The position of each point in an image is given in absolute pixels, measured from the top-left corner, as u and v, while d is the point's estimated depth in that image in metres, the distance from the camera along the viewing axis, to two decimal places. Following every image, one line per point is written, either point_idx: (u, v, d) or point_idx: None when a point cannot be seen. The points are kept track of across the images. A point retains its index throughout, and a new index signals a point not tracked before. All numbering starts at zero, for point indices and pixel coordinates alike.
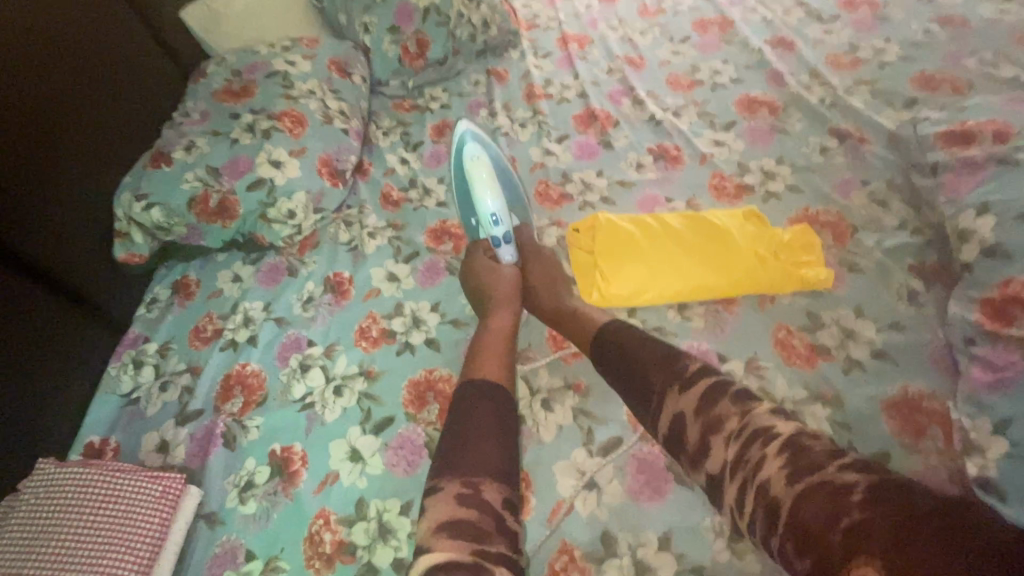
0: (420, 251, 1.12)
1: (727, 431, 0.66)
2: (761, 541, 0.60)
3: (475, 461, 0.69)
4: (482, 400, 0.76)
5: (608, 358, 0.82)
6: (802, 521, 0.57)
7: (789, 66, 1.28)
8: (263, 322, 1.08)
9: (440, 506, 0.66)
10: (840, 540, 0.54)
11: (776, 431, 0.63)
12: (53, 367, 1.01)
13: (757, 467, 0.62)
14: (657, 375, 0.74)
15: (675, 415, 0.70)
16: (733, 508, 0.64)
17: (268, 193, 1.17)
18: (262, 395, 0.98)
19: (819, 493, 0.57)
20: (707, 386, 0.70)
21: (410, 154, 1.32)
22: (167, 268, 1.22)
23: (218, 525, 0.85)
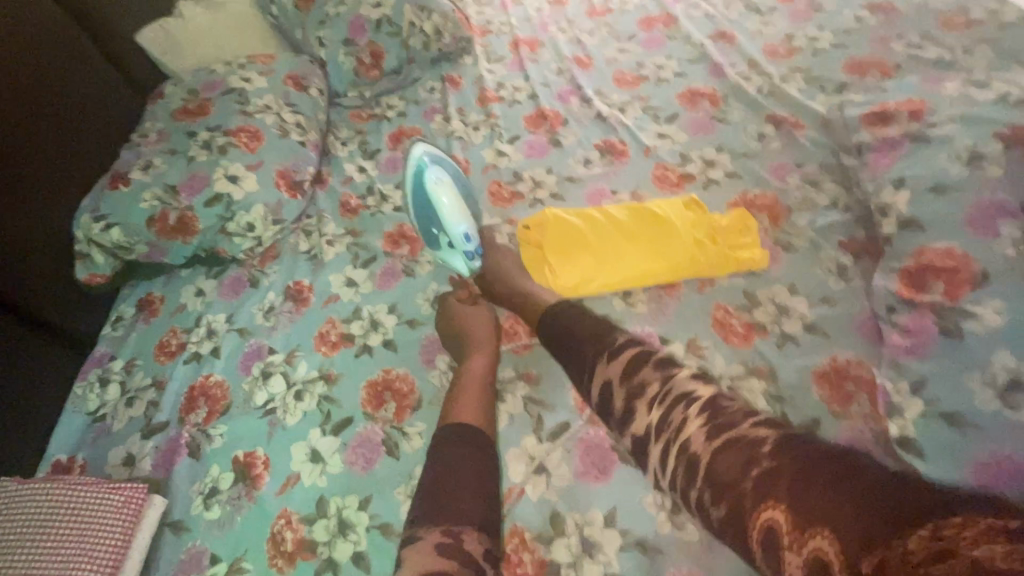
0: (377, 256, 1.15)
1: (650, 395, 0.71)
2: (682, 493, 0.66)
3: (456, 513, 0.68)
4: (463, 452, 0.75)
5: (551, 337, 0.86)
6: (717, 475, 0.62)
7: (729, 58, 1.32)
8: (225, 334, 1.10)
9: (420, 559, 0.64)
10: (750, 487, 0.60)
11: (697, 395, 0.68)
12: (17, 389, 1.03)
13: (680, 428, 0.67)
14: (589, 345, 0.79)
15: (605, 383, 0.74)
16: (657, 467, 0.70)
17: (226, 208, 1.19)
18: (225, 404, 1.00)
19: (733, 447, 0.63)
20: (634, 354, 0.74)
21: (368, 163, 1.35)
22: (132, 287, 1.24)
23: (184, 532, 0.88)
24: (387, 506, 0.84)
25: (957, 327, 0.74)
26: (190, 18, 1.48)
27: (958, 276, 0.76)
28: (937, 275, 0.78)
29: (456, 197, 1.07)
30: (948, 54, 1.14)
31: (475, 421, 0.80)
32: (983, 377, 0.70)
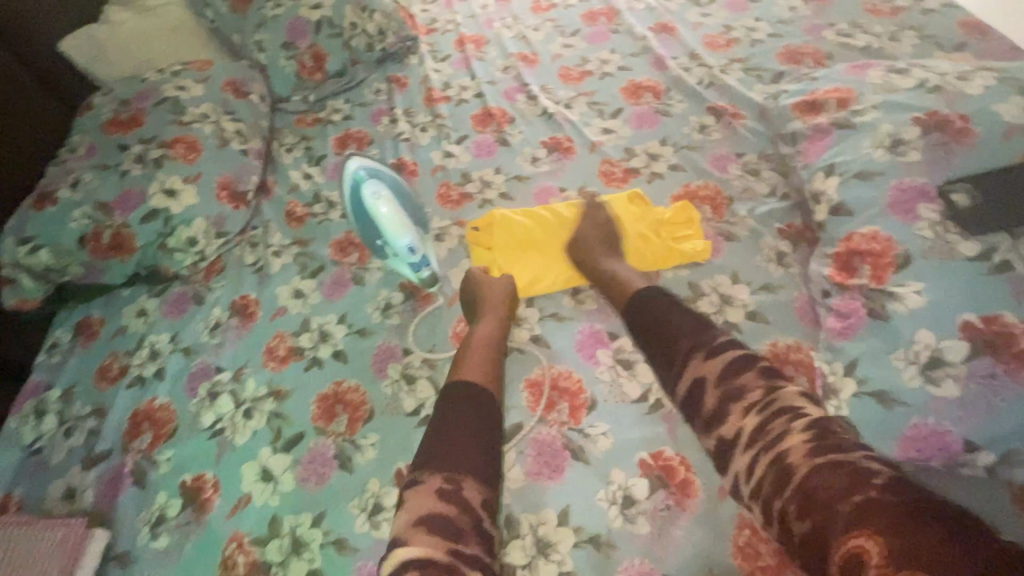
0: (326, 265, 1.13)
1: (753, 401, 0.70)
2: (764, 502, 0.65)
3: (456, 460, 0.71)
4: (465, 405, 0.76)
5: (638, 319, 0.84)
6: (811, 490, 0.61)
7: (671, 50, 1.34)
8: (170, 354, 1.06)
9: (422, 499, 0.67)
10: (847, 512, 0.58)
11: (805, 412, 0.67)
12: None
13: (777, 440, 0.66)
14: (686, 339, 0.77)
15: (696, 380, 0.74)
16: (739, 473, 0.68)
17: (164, 223, 1.15)
18: (171, 428, 0.97)
19: (836, 466, 0.61)
20: (734, 358, 0.74)
21: (314, 169, 1.32)
22: (68, 311, 1.19)
23: (130, 564, 0.84)
24: (341, 521, 0.83)
25: (883, 308, 0.77)
26: (118, 24, 1.41)
27: (883, 260, 0.79)
28: (865, 259, 0.80)
29: (395, 206, 1.03)
30: (875, 41, 1.18)
31: (482, 381, 0.81)
32: (907, 355, 0.73)
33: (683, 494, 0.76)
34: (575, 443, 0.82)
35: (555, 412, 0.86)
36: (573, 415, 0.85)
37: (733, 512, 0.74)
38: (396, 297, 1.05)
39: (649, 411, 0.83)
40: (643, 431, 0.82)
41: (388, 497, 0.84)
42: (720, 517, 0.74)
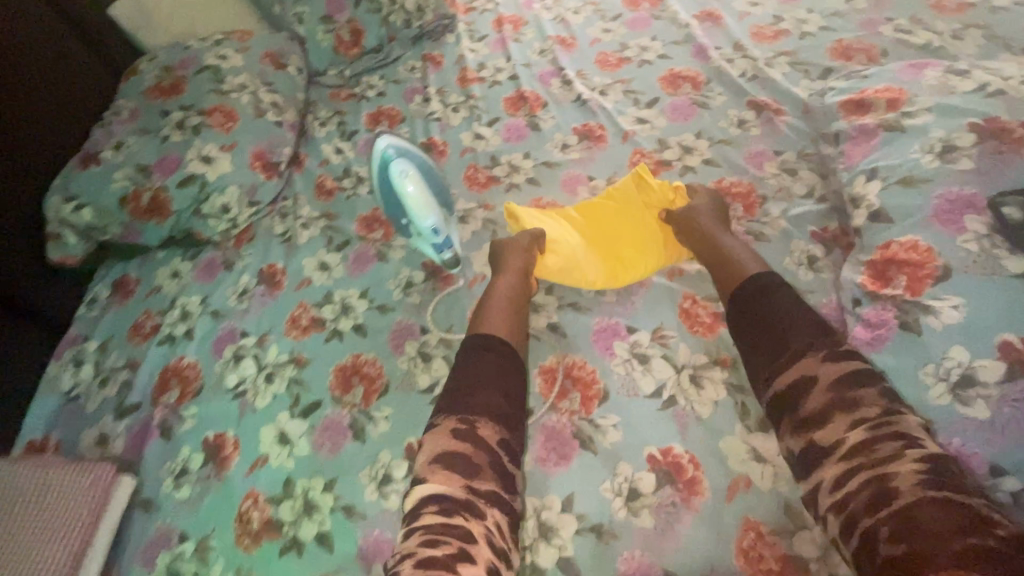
0: (352, 239, 1.15)
1: (865, 416, 0.67)
2: (851, 515, 0.63)
3: (474, 401, 0.76)
4: (487, 353, 0.81)
5: (745, 301, 0.80)
6: (916, 519, 0.59)
7: (714, 40, 1.29)
8: (199, 316, 1.10)
9: (438, 442, 0.73)
10: (956, 552, 0.56)
11: (925, 444, 0.64)
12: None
13: (884, 461, 0.64)
14: (802, 336, 0.74)
15: (804, 378, 0.71)
16: (826, 482, 0.67)
17: (200, 189, 1.18)
18: (197, 386, 1.01)
19: (950, 504, 0.59)
20: (857, 368, 0.69)
21: (346, 144, 1.33)
22: (107, 267, 1.24)
23: (153, 511, 0.89)
24: (352, 489, 0.85)
25: (915, 322, 0.74)
26: None
27: (921, 271, 0.76)
28: (901, 269, 0.77)
29: (422, 187, 1.03)
30: (936, 39, 1.11)
31: (499, 332, 0.84)
32: (936, 371, 0.70)
33: (689, 493, 0.75)
34: (584, 432, 0.83)
35: (566, 400, 0.86)
36: (584, 404, 0.85)
37: (739, 514, 0.73)
38: (417, 276, 1.06)
39: (661, 407, 0.83)
40: (655, 426, 0.81)
41: (398, 469, 0.86)
42: (725, 518, 0.73)
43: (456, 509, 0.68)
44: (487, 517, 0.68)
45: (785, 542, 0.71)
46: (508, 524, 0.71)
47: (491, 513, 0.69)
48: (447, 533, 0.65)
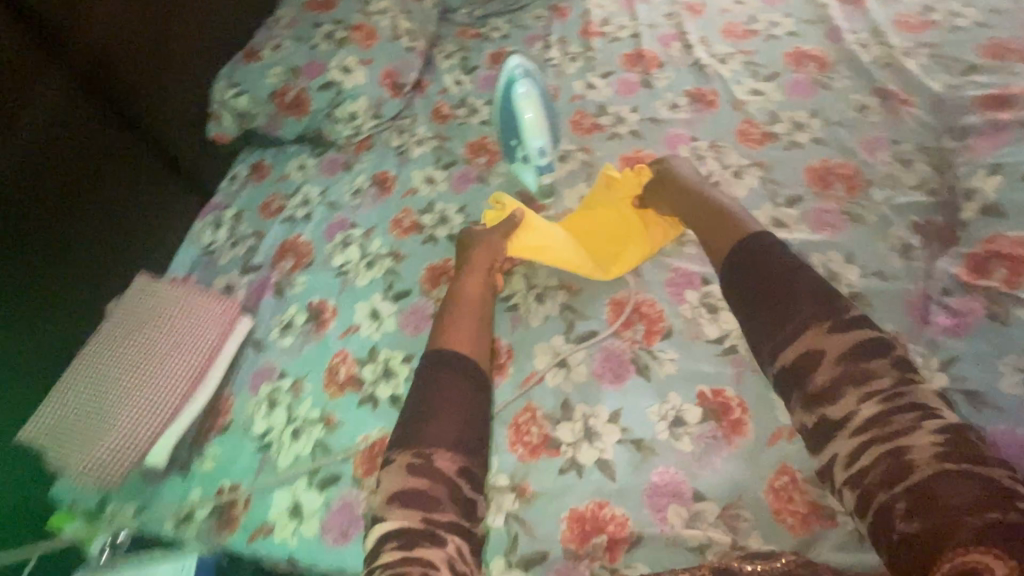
0: (458, 161, 1.26)
1: (878, 388, 0.67)
2: (866, 488, 0.63)
3: (430, 431, 0.73)
4: (443, 372, 0.79)
5: (745, 281, 0.78)
6: (935, 492, 0.59)
7: (852, 23, 1.25)
8: (318, 204, 1.26)
9: (393, 478, 0.71)
10: (976, 525, 0.56)
11: (940, 415, 0.64)
12: (146, 220, 1.24)
13: (901, 434, 0.63)
14: (809, 305, 0.72)
15: (811, 351, 0.70)
16: (839, 456, 0.67)
17: (336, 95, 1.33)
18: (310, 259, 1.17)
19: (969, 477, 0.59)
20: (864, 336, 0.69)
21: (466, 77, 1.43)
22: (248, 153, 1.43)
23: (262, 350, 1.06)
24: None
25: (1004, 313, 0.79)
26: None
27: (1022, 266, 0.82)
28: (1002, 263, 0.83)
29: (540, 112, 1.10)
30: None
31: (457, 346, 0.82)
32: (1015, 361, 0.75)
33: (732, 431, 0.80)
34: (642, 360, 0.89)
35: (630, 330, 0.92)
36: (646, 337, 0.91)
37: (777, 458, 0.77)
38: (511, 202, 1.15)
39: (721, 353, 0.87)
40: (711, 368, 0.86)
41: None
42: (763, 459, 0.78)
43: (417, 541, 0.66)
44: (449, 544, 0.67)
45: (817, 492, 0.74)
46: (471, 550, 0.69)
47: (453, 539, 0.68)
48: (407, 568, 0.63)
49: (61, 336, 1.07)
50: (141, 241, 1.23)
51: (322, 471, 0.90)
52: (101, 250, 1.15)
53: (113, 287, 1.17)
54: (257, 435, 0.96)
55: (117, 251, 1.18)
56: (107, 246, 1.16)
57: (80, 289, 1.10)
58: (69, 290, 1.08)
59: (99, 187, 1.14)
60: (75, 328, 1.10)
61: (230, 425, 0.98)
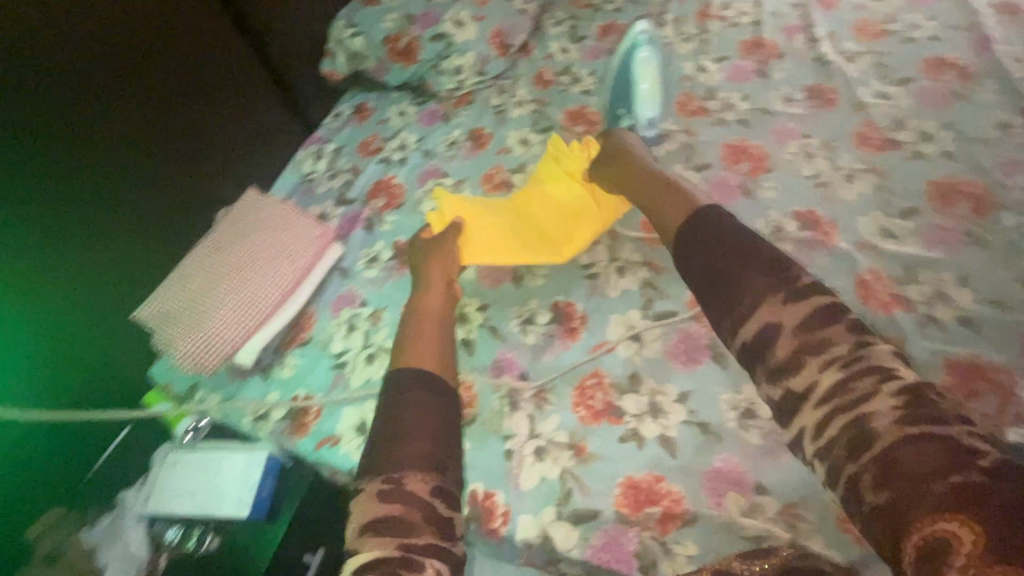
0: (555, 127, 1.26)
1: (836, 356, 0.66)
2: (837, 464, 0.63)
3: (401, 453, 0.73)
4: (410, 391, 0.79)
5: (699, 265, 0.80)
6: (902, 459, 0.58)
7: (1007, 35, 1.14)
8: (413, 150, 1.30)
9: (365, 506, 0.70)
10: (942, 491, 0.55)
11: (900, 375, 0.64)
12: (251, 138, 1.30)
13: (860, 400, 0.63)
14: (762, 276, 0.73)
15: (769, 323, 0.70)
16: (806, 428, 0.66)
17: (445, 48, 1.36)
18: (400, 201, 1.21)
19: (932, 440, 0.58)
20: (822, 303, 0.70)
21: (572, 46, 1.43)
22: (352, 94, 1.48)
23: (348, 278, 1.12)
24: (500, 317, 0.99)
25: None
26: None
27: None
28: None
29: (655, 85, 1.14)
30: None
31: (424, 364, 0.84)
32: None
33: None
34: (719, 347, 0.88)
35: None
36: None
37: None
38: None
39: None
40: None
41: (541, 315, 0.98)
42: None
43: (392, 569, 0.64)
44: (426, 568, 0.65)
45: None
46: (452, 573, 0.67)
47: (429, 563, 0.66)
48: None
49: (172, 228, 1.16)
50: (244, 157, 1.29)
51: None
52: (213, 154, 1.22)
53: (218, 191, 1.24)
54: (334, 353, 1.02)
55: (224, 163, 1.24)
56: (218, 156, 1.23)
57: (192, 187, 1.18)
58: (184, 191, 1.17)
59: (214, 92, 1.21)
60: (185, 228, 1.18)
61: (311, 340, 1.05)
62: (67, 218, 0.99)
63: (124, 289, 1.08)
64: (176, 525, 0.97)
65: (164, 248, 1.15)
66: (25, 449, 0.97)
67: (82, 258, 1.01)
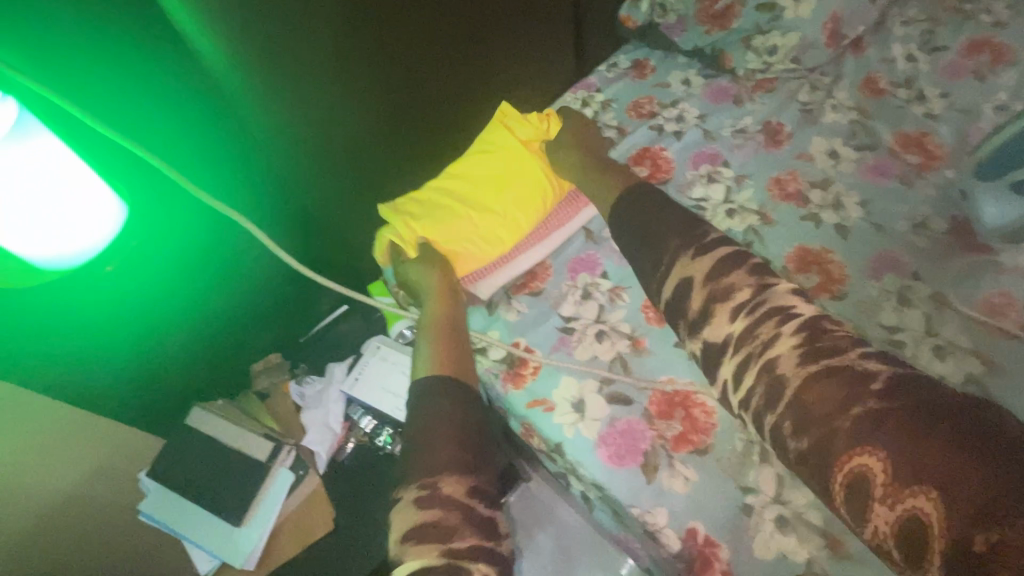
0: (879, 147, 1.04)
1: (740, 301, 0.68)
2: (759, 415, 0.64)
3: (433, 458, 0.70)
4: (437, 396, 0.76)
5: (628, 237, 0.84)
6: (810, 407, 0.59)
7: None
8: (692, 126, 1.15)
9: (402, 514, 0.68)
10: (846, 427, 0.57)
11: (796, 312, 0.65)
12: (531, 69, 1.20)
13: (769, 345, 0.64)
14: (676, 238, 0.78)
15: (684, 279, 0.73)
16: (728, 381, 0.68)
17: (769, 20, 1.15)
18: (665, 177, 1.09)
19: (830, 379, 0.59)
20: (725, 254, 0.73)
21: (922, 56, 1.14)
22: (634, 46, 1.33)
23: (592, 242, 1.01)
24: None
25: None
26: None
27: None
28: None
29: None
30: None
31: (447, 369, 0.81)
32: None
33: None
34: None
35: None
36: None
37: None
38: (938, 224, 0.92)
39: None
40: None
41: None
42: None
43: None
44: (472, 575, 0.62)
45: None
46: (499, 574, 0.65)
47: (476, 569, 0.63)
48: None
49: (430, 151, 1.10)
50: (515, 89, 1.19)
51: (614, 385, 0.85)
52: (496, 96, 1.15)
53: (481, 120, 1.15)
54: (563, 316, 0.94)
55: (500, 93, 1.16)
56: (499, 84, 1.14)
57: (463, 112, 1.10)
58: (458, 113, 1.09)
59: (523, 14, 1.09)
60: (441, 151, 1.12)
61: (543, 292, 0.97)
62: (368, 123, 0.95)
63: (368, 196, 1.06)
64: (370, 415, 1.04)
65: (415, 166, 1.09)
66: (244, 309, 1.02)
67: (354, 161, 0.98)
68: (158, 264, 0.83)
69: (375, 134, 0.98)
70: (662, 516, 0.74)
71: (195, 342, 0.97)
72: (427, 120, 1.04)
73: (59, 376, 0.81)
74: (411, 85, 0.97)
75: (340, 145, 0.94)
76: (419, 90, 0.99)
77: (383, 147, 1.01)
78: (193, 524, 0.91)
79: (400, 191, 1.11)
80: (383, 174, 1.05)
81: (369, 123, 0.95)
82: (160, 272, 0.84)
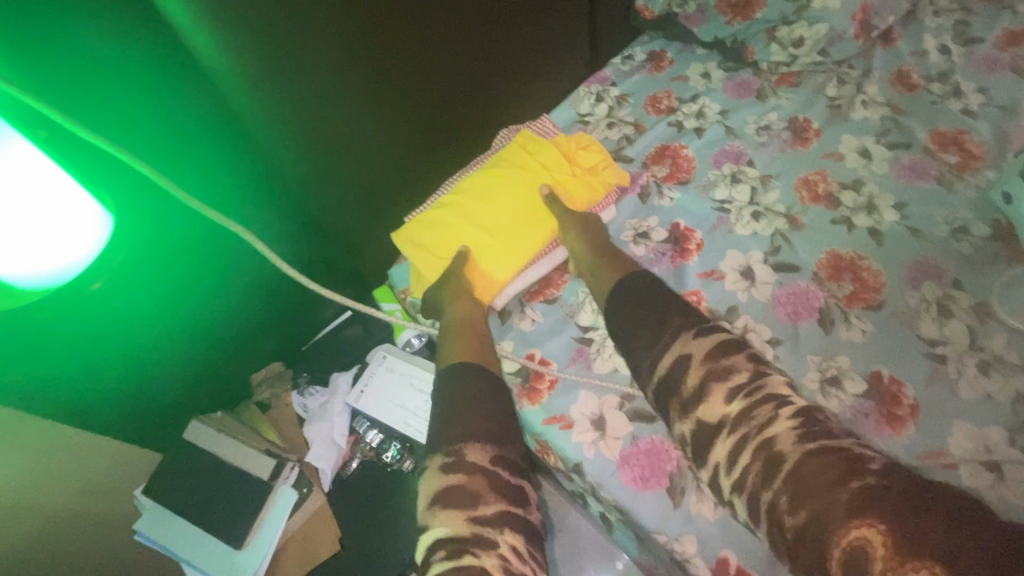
0: (913, 146, 0.98)
1: (738, 384, 0.65)
2: (753, 493, 0.60)
3: (458, 430, 0.69)
4: (456, 376, 0.75)
5: (622, 306, 0.78)
6: (808, 480, 0.57)
7: None
8: (712, 122, 1.09)
9: (429, 480, 0.67)
10: (844, 500, 0.54)
11: (791, 399, 0.63)
12: (541, 63, 1.13)
13: (765, 426, 0.62)
14: (678, 316, 0.73)
15: (681, 356, 0.69)
16: (719, 463, 0.64)
17: (795, 10, 1.08)
18: (685, 177, 1.03)
19: (827, 458, 0.57)
20: (724, 339, 0.69)
21: (957, 48, 1.07)
22: (649, 37, 1.27)
23: None
24: (795, 364, 0.82)
25: None
26: None
27: None
28: None
29: None
30: None
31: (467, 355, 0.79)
32: None
33: None
34: None
35: None
36: None
37: None
38: (980, 229, 0.87)
39: None
40: None
41: (853, 384, 0.79)
42: None
43: (467, 547, 0.62)
44: (501, 543, 0.63)
45: None
46: (527, 541, 0.65)
47: (504, 538, 0.63)
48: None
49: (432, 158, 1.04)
50: (523, 88, 1.13)
51: (637, 402, 0.80)
52: (504, 100, 1.10)
53: (485, 125, 1.10)
54: (580, 326, 0.89)
55: (506, 95, 1.10)
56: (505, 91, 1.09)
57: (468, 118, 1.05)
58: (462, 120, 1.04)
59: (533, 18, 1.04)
60: (443, 158, 1.07)
61: (559, 300, 0.92)
62: (370, 130, 0.90)
63: (367, 206, 1.00)
64: (376, 429, 1.00)
65: (416, 174, 1.04)
66: (240, 323, 0.97)
67: (355, 169, 0.93)
68: (154, 280, 0.79)
69: (379, 141, 0.93)
70: (692, 544, 0.70)
71: (190, 357, 0.92)
72: (432, 127, 0.99)
73: (53, 395, 0.77)
74: (418, 90, 0.92)
75: (341, 154, 0.89)
76: (425, 96, 0.94)
77: (385, 154, 0.96)
78: (193, 544, 0.87)
79: (401, 201, 1.05)
80: (383, 183, 0.99)
81: (371, 130, 0.90)
82: (153, 286, 0.79)
